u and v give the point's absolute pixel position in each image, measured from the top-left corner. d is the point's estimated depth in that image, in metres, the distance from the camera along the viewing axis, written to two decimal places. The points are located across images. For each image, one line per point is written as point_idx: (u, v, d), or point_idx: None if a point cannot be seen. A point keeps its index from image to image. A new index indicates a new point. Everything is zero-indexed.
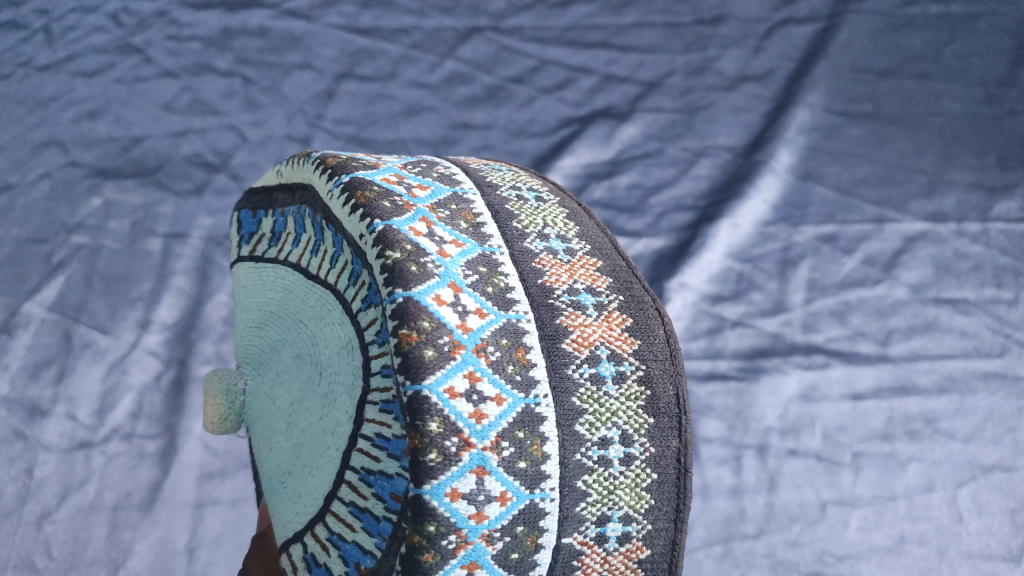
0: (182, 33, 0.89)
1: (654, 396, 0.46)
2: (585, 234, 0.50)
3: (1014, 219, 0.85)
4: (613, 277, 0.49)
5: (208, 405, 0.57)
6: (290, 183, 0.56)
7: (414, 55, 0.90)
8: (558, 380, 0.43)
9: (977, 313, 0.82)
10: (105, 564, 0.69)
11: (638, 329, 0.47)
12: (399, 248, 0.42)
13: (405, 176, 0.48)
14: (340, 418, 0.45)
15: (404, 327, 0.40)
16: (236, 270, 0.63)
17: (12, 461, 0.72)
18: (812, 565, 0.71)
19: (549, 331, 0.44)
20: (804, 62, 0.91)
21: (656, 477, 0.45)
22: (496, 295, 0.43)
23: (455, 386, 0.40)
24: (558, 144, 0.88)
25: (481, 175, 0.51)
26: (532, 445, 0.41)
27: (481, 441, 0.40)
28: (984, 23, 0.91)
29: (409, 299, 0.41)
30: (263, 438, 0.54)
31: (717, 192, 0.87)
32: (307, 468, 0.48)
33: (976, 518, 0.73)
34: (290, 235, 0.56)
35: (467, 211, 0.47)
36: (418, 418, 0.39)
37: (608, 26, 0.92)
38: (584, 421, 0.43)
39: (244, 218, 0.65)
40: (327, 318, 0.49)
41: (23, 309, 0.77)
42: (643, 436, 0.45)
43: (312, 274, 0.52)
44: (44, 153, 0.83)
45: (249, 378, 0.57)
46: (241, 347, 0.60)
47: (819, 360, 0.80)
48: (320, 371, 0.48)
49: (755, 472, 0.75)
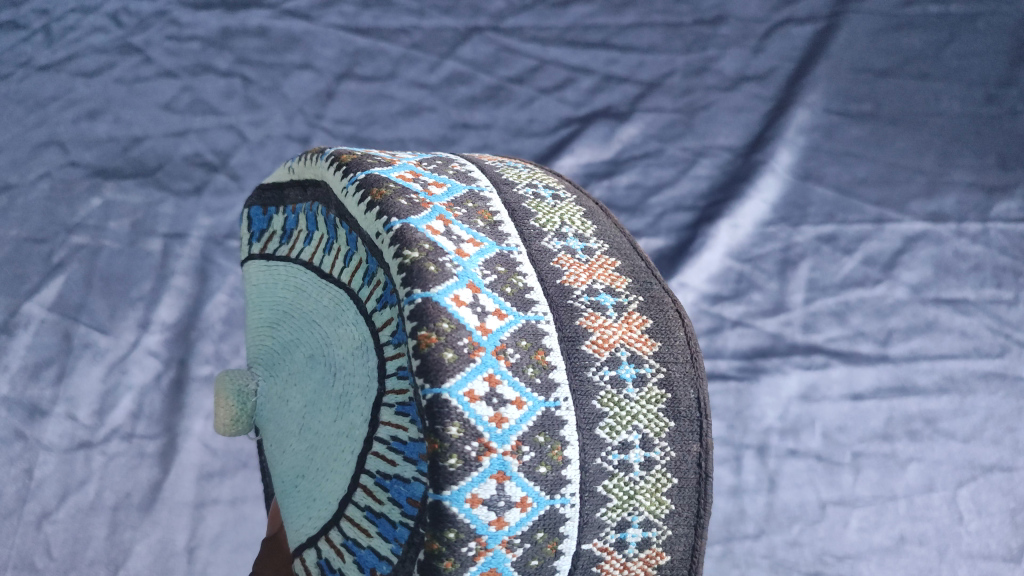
0: (182, 33, 0.88)
1: (674, 399, 0.46)
2: (603, 233, 0.50)
3: (1014, 218, 0.85)
4: (632, 277, 0.49)
5: (218, 406, 0.56)
6: (302, 179, 0.56)
7: (414, 55, 0.90)
8: (578, 383, 0.43)
9: (977, 313, 0.82)
10: (105, 564, 0.69)
11: (659, 330, 0.47)
12: (417, 247, 0.42)
13: (420, 174, 0.48)
14: (355, 420, 0.45)
15: (423, 328, 0.40)
16: (247, 268, 0.63)
17: (12, 461, 0.72)
18: (812, 565, 0.71)
19: (569, 332, 0.43)
20: (804, 62, 0.91)
21: (676, 482, 0.45)
22: (515, 295, 0.43)
23: (475, 390, 0.40)
24: (558, 144, 0.88)
25: (497, 173, 0.51)
26: (552, 449, 0.41)
27: (502, 445, 0.40)
28: (985, 23, 0.90)
29: (428, 299, 0.40)
30: (275, 440, 0.53)
31: (717, 192, 0.87)
32: (320, 472, 0.48)
33: (977, 518, 0.73)
34: (302, 233, 0.56)
35: (484, 210, 0.47)
36: (438, 422, 0.39)
37: (608, 26, 0.92)
38: (604, 425, 0.43)
39: (254, 215, 0.64)
40: (341, 318, 0.49)
41: (23, 309, 0.77)
42: (664, 440, 0.45)
43: (325, 273, 0.52)
44: (44, 153, 0.83)
45: (261, 379, 0.56)
46: (252, 347, 0.60)
47: (819, 360, 0.80)
48: (334, 372, 0.48)
49: (755, 472, 0.75)
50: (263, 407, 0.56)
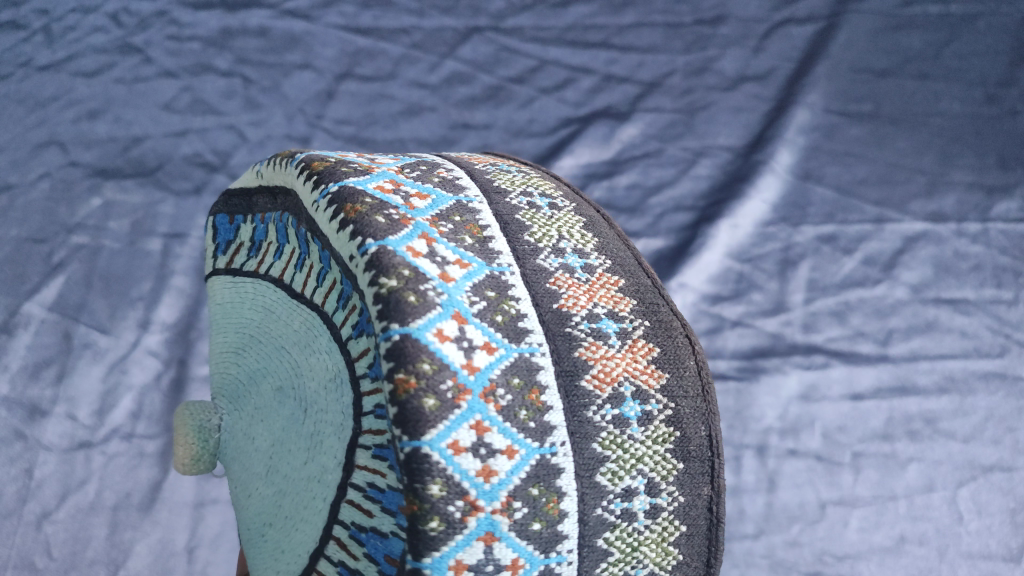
0: (182, 33, 0.88)
1: (683, 437, 0.46)
2: (603, 248, 0.50)
3: (1014, 219, 0.85)
4: (636, 298, 0.48)
5: (179, 443, 0.56)
6: (272, 186, 0.55)
7: (414, 55, 0.89)
8: (577, 425, 0.42)
9: (977, 313, 0.82)
10: (105, 564, 0.69)
11: (665, 360, 0.47)
12: (395, 274, 0.41)
13: (402, 183, 0.47)
14: (327, 463, 0.45)
15: (402, 371, 0.39)
16: (212, 283, 0.63)
17: (12, 460, 0.72)
18: (812, 565, 0.71)
19: (567, 366, 0.43)
20: (805, 62, 0.90)
21: (685, 529, 0.46)
22: (506, 325, 0.42)
23: (460, 440, 0.39)
24: (557, 145, 0.88)
25: (488, 181, 0.51)
26: (547, 503, 0.41)
27: (490, 503, 0.39)
28: (984, 23, 0.90)
29: (407, 336, 0.39)
30: (239, 480, 0.53)
31: (717, 192, 0.87)
32: (290, 520, 0.47)
33: (976, 518, 0.73)
34: (272, 245, 0.56)
35: (472, 224, 0.46)
36: (418, 479, 0.38)
37: (608, 26, 0.91)
38: (606, 470, 0.43)
39: (220, 224, 0.64)
40: (312, 345, 0.48)
41: (23, 308, 0.77)
42: (671, 484, 0.45)
43: (296, 293, 0.51)
44: (44, 153, 0.83)
45: (225, 414, 0.56)
46: (215, 375, 0.59)
47: (819, 360, 0.80)
48: (304, 408, 0.47)
49: (756, 472, 0.75)
50: (226, 444, 0.55)
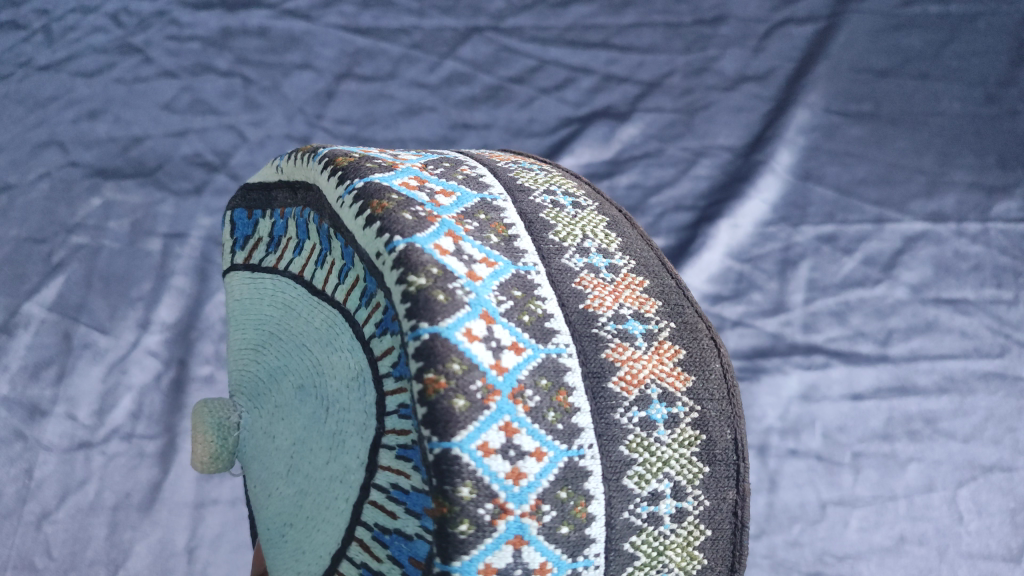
0: (182, 33, 0.88)
1: (708, 440, 0.46)
2: (627, 247, 0.50)
3: (1014, 219, 0.86)
4: (661, 299, 0.48)
5: (197, 442, 0.55)
6: (292, 180, 0.55)
7: (414, 55, 0.89)
8: (605, 428, 0.42)
9: (977, 313, 0.82)
10: (105, 564, 0.69)
11: (691, 362, 0.47)
12: (423, 272, 0.41)
13: (426, 180, 0.47)
14: (350, 463, 0.45)
15: (432, 371, 0.39)
16: (230, 278, 0.62)
17: (12, 461, 0.72)
18: (812, 565, 0.71)
19: (594, 368, 0.43)
20: (804, 62, 0.90)
21: (710, 534, 0.46)
22: (533, 325, 0.42)
23: (490, 442, 0.39)
24: (558, 144, 0.88)
25: (512, 179, 0.51)
26: (575, 506, 0.41)
27: (519, 506, 0.40)
28: (984, 23, 0.90)
29: (437, 335, 0.39)
30: (259, 480, 0.53)
31: (717, 192, 0.87)
32: (311, 521, 0.47)
33: (976, 518, 0.73)
34: (291, 241, 0.56)
35: (497, 222, 0.46)
36: (448, 482, 0.38)
37: (608, 26, 0.91)
38: (634, 474, 0.43)
39: (237, 218, 0.64)
40: (335, 343, 0.48)
41: (23, 309, 0.77)
42: (697, 488, 0.45)
43: (316, 290, 0.51)
44: (44, 153, 0.83)
45: (244, 411, 0.56)
46: (234, 372, 0.59)
47: (819, 360, 0.80)
48: (326, 407, 0.47)
49: (756, 472, 0.75)
50: (246, 443, 0.55)
